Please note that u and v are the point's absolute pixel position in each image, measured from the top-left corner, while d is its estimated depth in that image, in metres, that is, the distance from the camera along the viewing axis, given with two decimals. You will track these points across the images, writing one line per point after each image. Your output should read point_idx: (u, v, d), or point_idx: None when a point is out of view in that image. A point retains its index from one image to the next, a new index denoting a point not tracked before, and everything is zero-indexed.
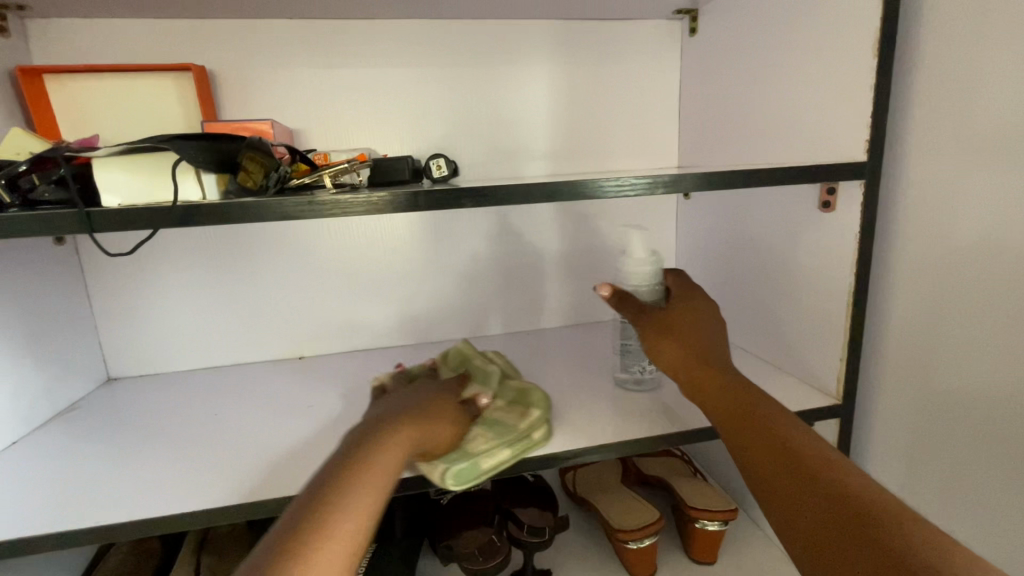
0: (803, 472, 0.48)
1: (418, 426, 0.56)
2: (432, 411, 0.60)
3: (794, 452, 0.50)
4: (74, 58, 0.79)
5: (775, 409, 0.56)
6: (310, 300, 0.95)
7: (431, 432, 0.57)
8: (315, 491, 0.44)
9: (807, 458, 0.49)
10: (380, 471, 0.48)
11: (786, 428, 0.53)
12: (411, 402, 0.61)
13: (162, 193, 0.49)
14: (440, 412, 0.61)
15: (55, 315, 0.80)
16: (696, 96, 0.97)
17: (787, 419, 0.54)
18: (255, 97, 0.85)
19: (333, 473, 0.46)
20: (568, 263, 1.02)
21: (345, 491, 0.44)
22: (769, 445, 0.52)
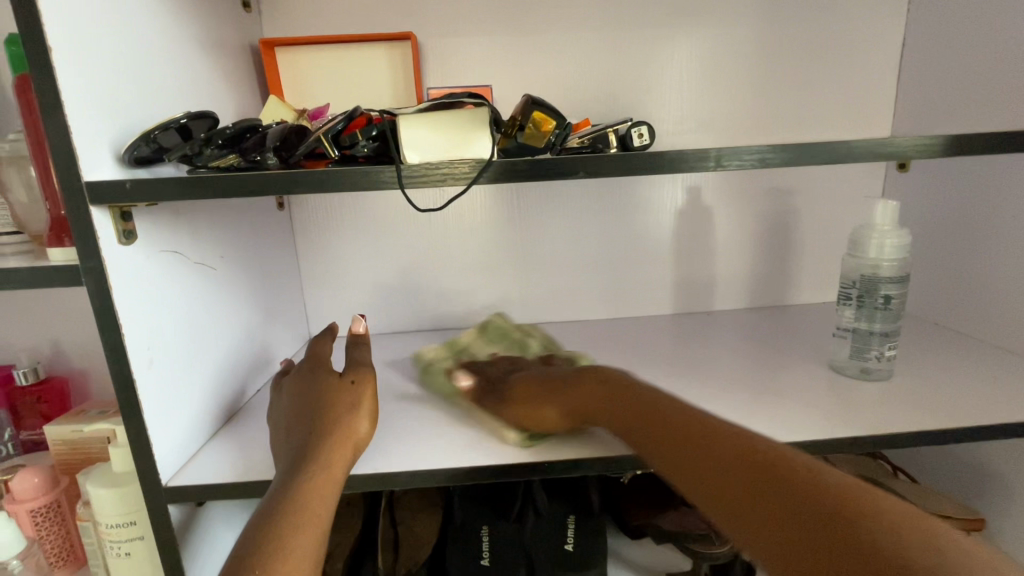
0: (716, 474, 0.43)
1: (335, 426, 0.55)
2: (319, 395, 0.59)
3: (697, 429, 0.47)
4: (297, 30, 0.83)
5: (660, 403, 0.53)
6: (489, 269, 0.95)
7: (352, 431, 0.55)
8: (257, 531, 0.45)
9: (717, 458, 0.44)
10: (321, 489, 0.49)
11: (693, 424, 0.48)
12: (303, 392, 0.60)
13: (460, 150, 0.47)
14: (338, 390, 0.59)
15: (280, 275, 0.85)
16: (926, 53, 0.85)
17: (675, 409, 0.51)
18: (456, 66, 0.85)
19: (270, 513, 0.46)
20: (756, 241, 0.95)
21: (288, 512, 0.46)
22: (677, 436, 0.48)
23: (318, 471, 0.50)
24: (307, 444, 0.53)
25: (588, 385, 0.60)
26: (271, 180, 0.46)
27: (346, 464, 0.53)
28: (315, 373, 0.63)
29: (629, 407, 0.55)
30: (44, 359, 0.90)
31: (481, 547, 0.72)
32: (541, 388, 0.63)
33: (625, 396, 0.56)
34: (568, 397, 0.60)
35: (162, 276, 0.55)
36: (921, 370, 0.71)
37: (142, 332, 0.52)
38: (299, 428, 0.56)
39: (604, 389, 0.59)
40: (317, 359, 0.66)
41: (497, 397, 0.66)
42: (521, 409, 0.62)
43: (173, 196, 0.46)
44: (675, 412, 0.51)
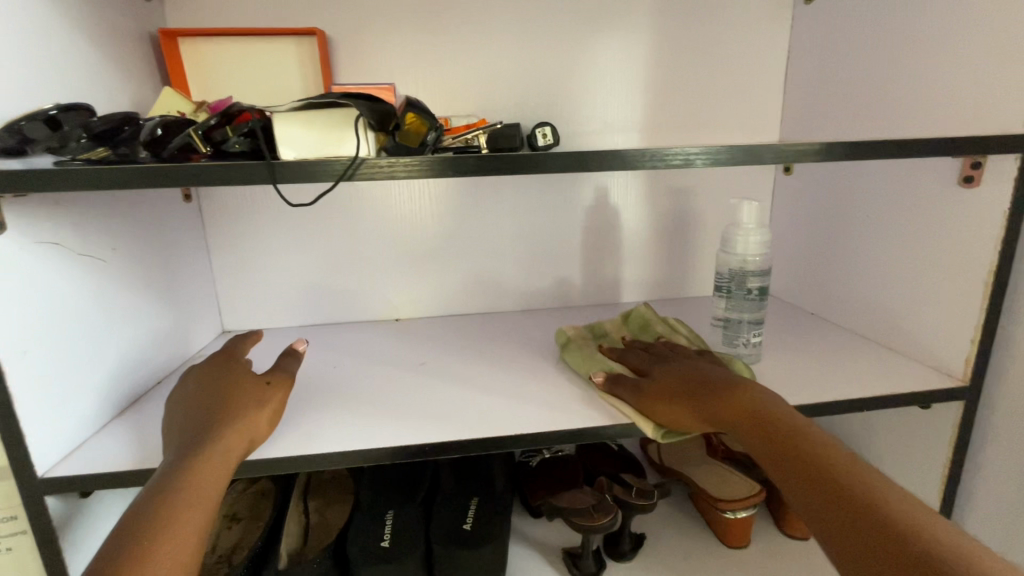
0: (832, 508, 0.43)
1: (233, 413, 0.57)
2: (227, 388, 0.61)
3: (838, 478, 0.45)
4: (202, 20, 0.82)
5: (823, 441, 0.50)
6: (402, 268, 0.98)
7: (253, 424, 0.57)
8: (146, 510, 0.45)
9: (898, 505, 0.41)
10: (214, 472, 0.51)
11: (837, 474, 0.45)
12: (212, 382, 0.62)
13: (334, 148, 0.50)
14: (249, 386, 0.62)
15: (187, 267, 0.85)
16: (805, 68, 0.93)
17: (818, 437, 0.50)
18: (369, 62, 0.87)
19: (157, 494, 0.47)
20: (660, 236, 1.02)
21: (176, 496, 0.47)
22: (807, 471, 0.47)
23: (213, 456, 0.51)
24: (205, 431, 0.54)
25: (719, 386, 0.60)
26: (139, 173, 0.47)
27: (241, 453, 0.55)
28: (228, 368, 0.65)
29: (762, 422, 0.54)
30: None
31: (384, 528, 0.74)
32: (687, 389, 0.61)
33: (743, 395, 0.58)
34: (730, 399, 0.58)
35: (38, 268, 0.55)
36: (787, 354, 0.79)
37: (14, 325, 0.52)
38: (199, 414, 0.57)
39: (750, 403, 0.57)
40: (232, 356, 0.67)
41: (635, 386, 0.66)
42: (653, 405, 0.62)
43: (34, 188, 0.47)
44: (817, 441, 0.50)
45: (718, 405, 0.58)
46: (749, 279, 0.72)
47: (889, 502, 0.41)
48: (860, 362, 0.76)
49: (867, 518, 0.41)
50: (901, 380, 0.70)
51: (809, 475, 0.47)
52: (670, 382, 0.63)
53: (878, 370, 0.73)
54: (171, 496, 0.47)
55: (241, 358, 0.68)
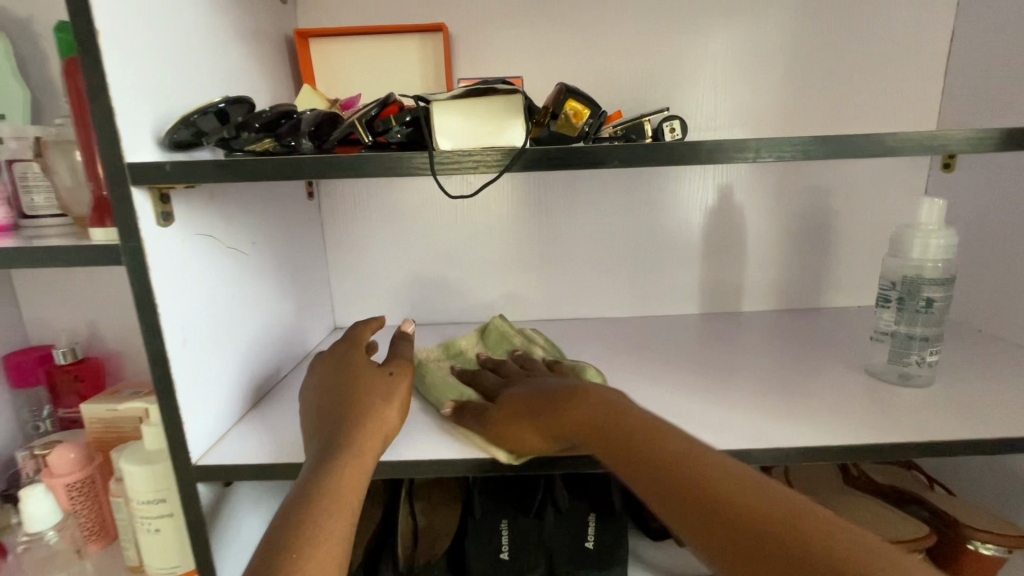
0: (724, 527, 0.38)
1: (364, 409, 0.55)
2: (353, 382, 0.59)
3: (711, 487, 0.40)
4: (330, 21, 0.83)
5: (679, 442, 0.45)
6: (508, 268, 0.95)
7: (385, 420, 0.55)
8: (294, 513, 0.45)
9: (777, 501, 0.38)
10: (352, 474, 0.49)
11: (708, 483, 0.40)
12: (341, 374, 0.61)
13: (494, 138, 0.47)
14: (374, 378, 0.59)
15: (309, 263, 0.86)
16: (975, 47, 0.81)
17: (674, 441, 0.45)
18: (487, 57, 0.84)
19: (301, 498, 0.46)
20: (789, 239, 0.93)
21: (319, 501, 0.46)
22: (679, 488, 0.41)
23: (349, 455, 0.50)
24: (340, 428, 0.53)
25: (576, 399, 0.54)
26: (304, 162, 0.47)
27: (377, 451, 0.53)
28: (347, 361, 0.63)
29: (619, 435, 0.48)
30: (82, 340, 0.94)
31: (500, 540, 0.72)
32: (529, 404, 0.56)
33: (607, 417, 0.50)
34: (585, 411, 0.52)
35: (195, 259, 0.56)
36: (961, 377, 0.68)
37: (176, 314, 0.53)
38: (333, 410, 0.56)
39: (605, 412, 0.51)
40: (355, 346, 0.66)
41: (481, 411, 0.60)
42: (501, 426, 0.56)
43: (206, 179, 0.47)
44: (677, 440, 0.45)
45: (552, 418, 0.53)
46: (922, 286, 0.62)
47: (775, 506, 0.37)
48: None
49: (760, 527, 0.36)
50: None
51: (672, 488, 0.42)
52: (516, 406, 0.57)
53: None
54: (314, 500, 0.46)
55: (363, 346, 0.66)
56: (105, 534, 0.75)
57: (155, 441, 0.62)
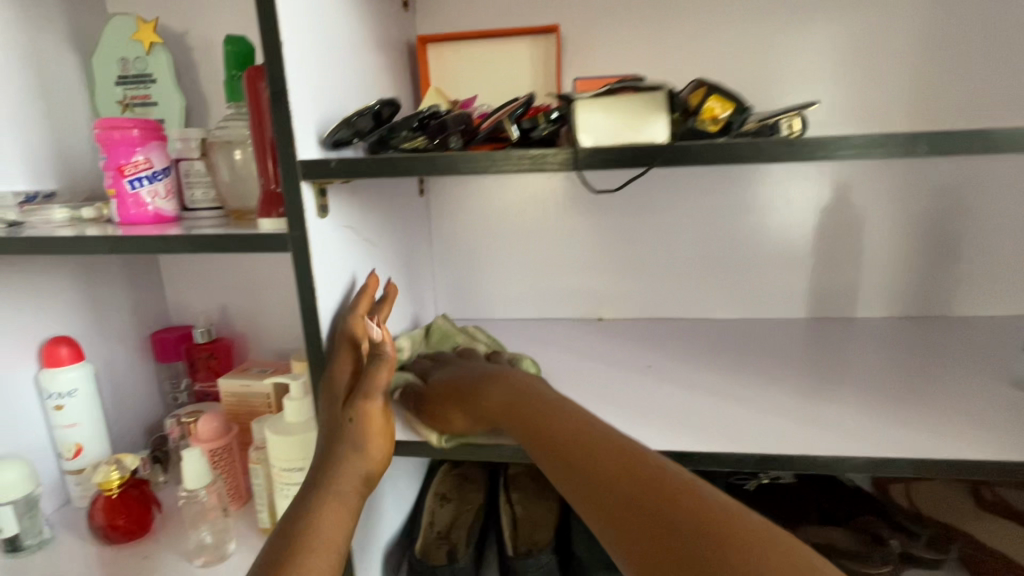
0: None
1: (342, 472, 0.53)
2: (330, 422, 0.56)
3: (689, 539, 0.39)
4: (447, 27, 0.87)
5: (654, 480, 0.44)
6: (608, 266, 0.96)
7: (360, 467, 0.54)
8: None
9: (775, 558, 0.37)
10: (328, 523, 0.51)
11: (681, 533, 0.40)
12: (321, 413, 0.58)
13: (636, 134, 0.48)
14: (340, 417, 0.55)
15: (418, 257, 0.91)
16: None
17: (652, 480, 0.44)
18: (596, 57, 0.85)
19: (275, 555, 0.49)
20: (914, 242, 0.87)
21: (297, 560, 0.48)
22: (650, 530, 0.41)
23: (324, 508, 0.52)
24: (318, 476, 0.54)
25: (541, 404, 0.56)
26: (456, 157, 0.49)
27: (350, 495, 0.53)
28: (327, 384, 0.57)
29: (596, 462, 0.48)
30: (214, 322, 1.04)
31: None
32: (464, 389, 0.60)
33: (585, 443, 0.50)
34: (561, 434, 0.51)
35: (341, 249, 0.61)
36: None
37: (328, 297, 0.58)
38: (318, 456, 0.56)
39: (575, 438, 0.50)
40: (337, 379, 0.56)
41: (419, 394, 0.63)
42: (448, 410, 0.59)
43: (367, 173, 0.51)
44: (656, 476, 0.44)
45: (502, 405, 0.58)
46: None
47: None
48: None
49: None
50: None
51: (611, 498, 0.45)
52: (444, 387, 0.62)
53: None
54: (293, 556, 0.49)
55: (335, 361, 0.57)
56: (240, 497, 0.83)
57: (295, 414, 0.68)
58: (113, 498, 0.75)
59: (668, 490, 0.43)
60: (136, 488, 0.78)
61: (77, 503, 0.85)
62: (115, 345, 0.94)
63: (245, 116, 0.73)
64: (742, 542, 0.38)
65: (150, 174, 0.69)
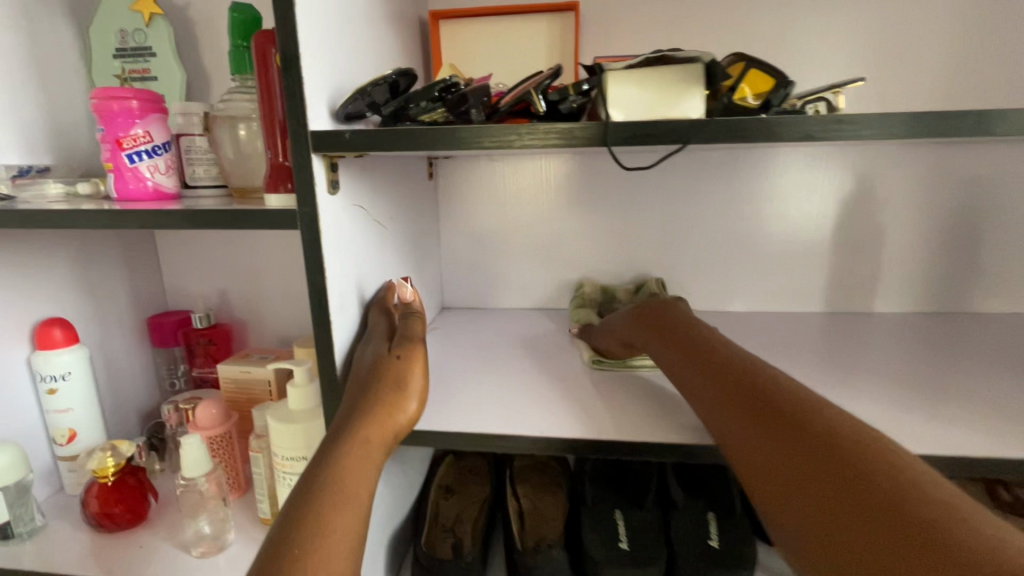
0: (860, 505, 0.35)
1: (379, 411, 0.51)
2: (364, 367, 0.54)
3: (858, 470, 0.37)
4: (460, 3, 0.84)
5: (836, 418, 0.42)
6: (620, 255, 0.93)
7: (394, 417, 0.51)
8: (292, 517, 0.43)
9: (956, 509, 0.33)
10: (354, 469, 0.47)
11: (851, 466, 0.38)
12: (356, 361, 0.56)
13: (673, 110, 0.45)
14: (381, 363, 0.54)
15: (426, 242, 0.88)
16: None
17: (834, 419, 0.42)
18: (614, 38, 0.82)
19: (298, 499, 0.44)
20: (936, 235, 0.85)
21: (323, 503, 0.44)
22: (815, 456, 0.39)
23: (351, 450, 0.48)
24: (347, 419, 0.51)
25: (712, 353, 0.55)
26: (479, 133, 0.46)
27: (380, 444, 0.50)
28: (371, 336, 0.58)
29: (770, 397, 0.46)
30: (213, 307, 1.01)
31: (618, 529, 0.69)
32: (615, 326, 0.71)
33: (741, 387, 0.48)
34: (742, 380, 0.49)
35: (351, 229, 0.58)
36: None
37: (338, 279, 0.55)
38: (347, 402, 0.53)
39: (744, 378, 0.49)
40: (386, 330, 0.59)
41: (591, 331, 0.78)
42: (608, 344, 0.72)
43: (384, 147, 0.48)
44: (830, 416, 0.42)
45: (658, 339, 0.62)
46: None
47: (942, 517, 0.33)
48: None
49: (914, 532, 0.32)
50: None
51: (783, 429, 0.42)
52: (607, 324, 0.74)
53: None
54: (317, 501, 0.44)
55: (381, 313, 0.61)
56: (240, 486, 0.80)
57: (300, 401, 0.66)
58: (109, 485, 0.73)
59: (855, 430, 0.40)
60: (132, 476, 0.75)
61: (70, 490, 0.82)
62: (112, 328, 0.91)
63: (250, 90, 0.69)
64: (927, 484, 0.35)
65: (150, 148, 0.66)
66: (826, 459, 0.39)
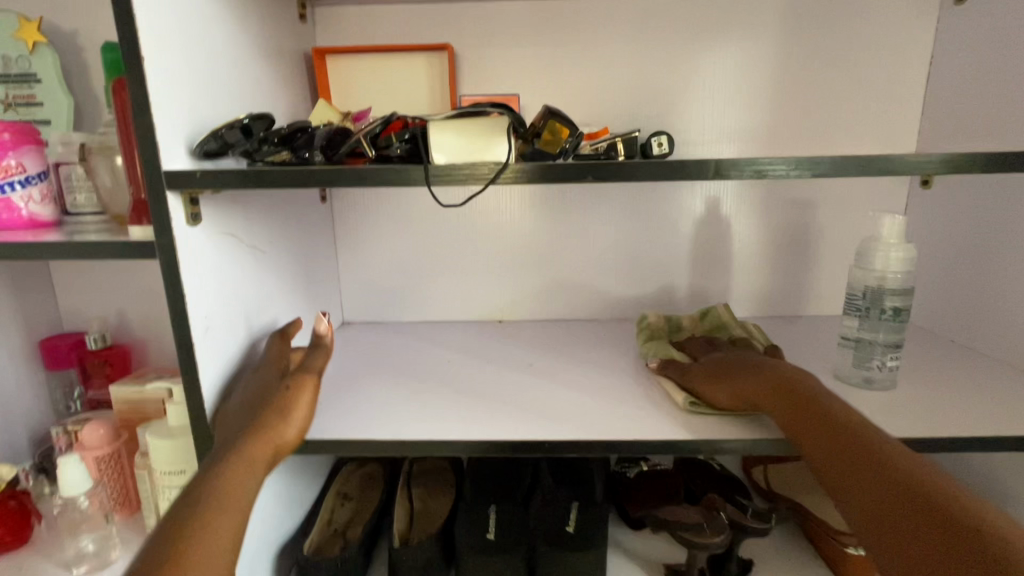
0: (887, 500, 0.44)
1: (264, 430, 0.55)
2: (255, 396, 0.60)
3: (893, 470, 0.46)
4: (345, 40, 0.90)
5: (859, 426, 0.51)
6: (506, 270, 1.01)
7: (280, 435, 0.56)
8: (172, 525, 0.45)
9: (940, 490, 0.43)
10: (236, 478, 0.51)
11: (904, 471, 0.45)
12: (247, 390, 0.61)
13: (480, 154, 0.53)
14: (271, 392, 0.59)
15: (319, 262, 0.93)
16: (954, 71, 0.85)
17: (867, 429, 0.50)
18: (489, 75, 0.91)
19: (179, 510, 0.47)
20: (773, 249, 0.98)
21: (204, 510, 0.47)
22: (855, 461, 0.48)
23: (235, 463, 0.52)
24: (233, 438, 0.55)
25: (791, 394, 0.57)
26: (316, 173, 0.53)
27: (265, 459, 0.54)
28: (264, 371, 0.64)
29: (808, 414, 0.54)
30: (110, 328, 1.02)
31: (488, 521, 0.77)
32: (736, 366, 0.65)
33: (816, 408, 0.54)
34: (759, 381, 0.61)
35: (218, 256, 0.63)
36: (925, 383, 0.72)
37: (201, 302, 0.60)
38: (235, 425, 0.57)
39: (805, 398, 0.56)
40: (280, 364, 0.65)
41: (682, 369, 0.71)
42: (699, 382, 0.66)
43: (231, 185, 0.54)
44: (872, 432, 0.50)
45: (738, 380, 0.63)
46: (882, 297, 0.68)
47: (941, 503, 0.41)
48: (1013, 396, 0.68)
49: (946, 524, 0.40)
50: None
51: (852, 443, 0.49)
52: (713, 364, 0.68)
53: None
54: (198, 508, 0.47)
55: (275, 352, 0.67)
56: (129, 505, 0.82)
57: (178, 418, 0.70)
58: None
59: (885, 440, 0.49)
60: (13, 499, 0.76)
61: None
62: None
63: None
64: (924, 474, 0.45)
65: (23, 179, 0.68)
66: (860, 467, 0.47)
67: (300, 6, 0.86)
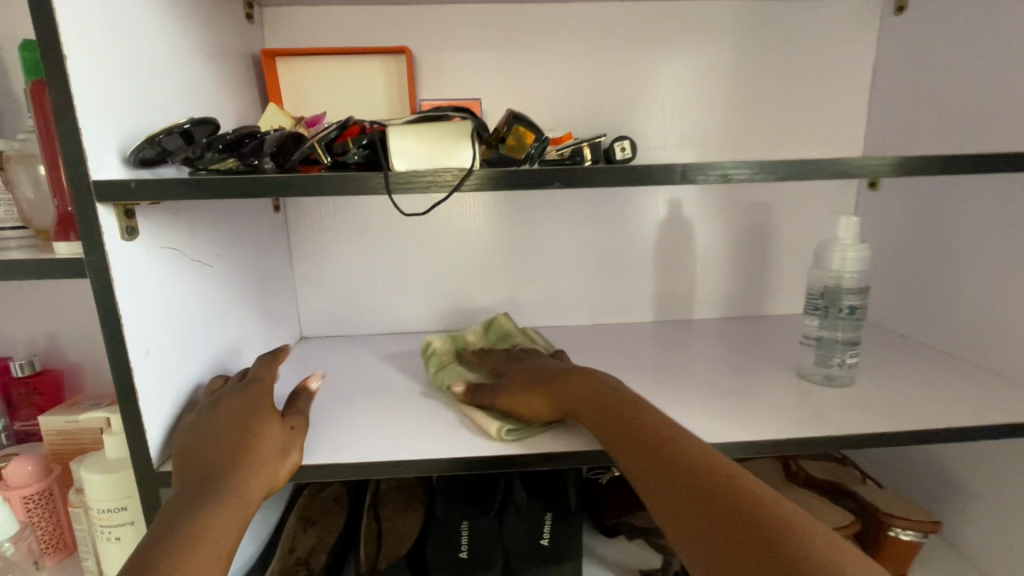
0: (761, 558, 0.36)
1: (257, 470, 0.51)
2: (239, 427, 0.55)
3: (757, 518, 0.39)
4: (296, 42, 0.86)
5: (712, 457, 0.46)
6: (471, 279, 0.99)
7: (271, 475, 0.52)
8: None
9: (821, 542, 0.37)
10: (225, 525, 0.46)
11: (771, 517, 0.39)
12: (227, 421, 0.55)
13: (443, 159, 0.51)
14: (266, 429, 0.55)
15: (273, 275, 0.88)
16: (895, 78, 0.90)
17: (714, 460, 0.45)
18: (449, 79, 0.89)
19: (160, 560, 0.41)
20: (734, 251, 1.00)
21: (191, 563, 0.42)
22: (718, 506, 0.41)
23: (226, 506, 0.47)
24: (220, 476, 0.49)
25: (654, 416, 0.53)
26: (267, 182, 0.49)
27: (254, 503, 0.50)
28: (245, 400, 0.58)
29: (668, 445, 0.48)
30: (40, 352, 0.93)
31: (460, 538, 0.74)
32: (565, 385, 0.62)
33: (653, 439, 0.49)
34: (621, 404, 0.55)
35: (159, 272, 0.58)
36: (883, 378, 0.75)
37: (139, 324, 0.55)
38: (210, 460, 0.51)
39: (654, 428, 0.50)
40: (269, 387, 0.62)
41: (493, 390, 0.66)
42: (508, 401, 0.64)
43: (170, 196, 0.49)
44: (717, 461, 0.45)
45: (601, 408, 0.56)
46: (839, 295, 0.70)
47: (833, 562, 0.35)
48: (964, 388, 0.71)
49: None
50: (1008, 409, 0.66)
51: (696, 482, 0.43)
52: (529, 378, 0.65)
53: (985, 398, 0.68)
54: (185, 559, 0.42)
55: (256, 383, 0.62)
56: (63, 547, 0.76)
57: (117, 449, 0.64)
58: None
59: (739, 472, 0.44)
60: None
61: None
62: None
63: None
64: (802, 519, 0.39)
65: None
66: (728, 510, 0.40)
67: (246, 5, 0.82)
